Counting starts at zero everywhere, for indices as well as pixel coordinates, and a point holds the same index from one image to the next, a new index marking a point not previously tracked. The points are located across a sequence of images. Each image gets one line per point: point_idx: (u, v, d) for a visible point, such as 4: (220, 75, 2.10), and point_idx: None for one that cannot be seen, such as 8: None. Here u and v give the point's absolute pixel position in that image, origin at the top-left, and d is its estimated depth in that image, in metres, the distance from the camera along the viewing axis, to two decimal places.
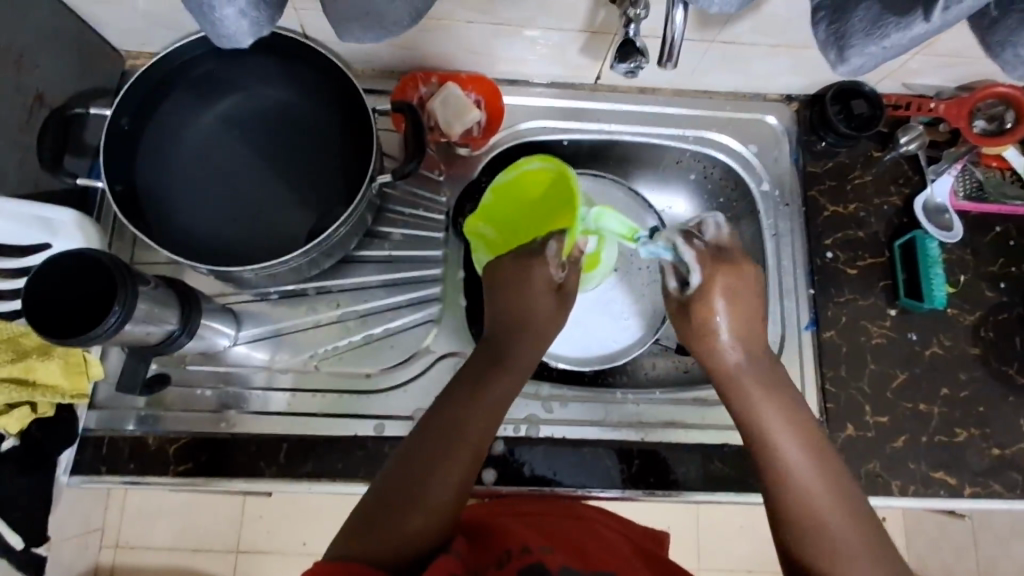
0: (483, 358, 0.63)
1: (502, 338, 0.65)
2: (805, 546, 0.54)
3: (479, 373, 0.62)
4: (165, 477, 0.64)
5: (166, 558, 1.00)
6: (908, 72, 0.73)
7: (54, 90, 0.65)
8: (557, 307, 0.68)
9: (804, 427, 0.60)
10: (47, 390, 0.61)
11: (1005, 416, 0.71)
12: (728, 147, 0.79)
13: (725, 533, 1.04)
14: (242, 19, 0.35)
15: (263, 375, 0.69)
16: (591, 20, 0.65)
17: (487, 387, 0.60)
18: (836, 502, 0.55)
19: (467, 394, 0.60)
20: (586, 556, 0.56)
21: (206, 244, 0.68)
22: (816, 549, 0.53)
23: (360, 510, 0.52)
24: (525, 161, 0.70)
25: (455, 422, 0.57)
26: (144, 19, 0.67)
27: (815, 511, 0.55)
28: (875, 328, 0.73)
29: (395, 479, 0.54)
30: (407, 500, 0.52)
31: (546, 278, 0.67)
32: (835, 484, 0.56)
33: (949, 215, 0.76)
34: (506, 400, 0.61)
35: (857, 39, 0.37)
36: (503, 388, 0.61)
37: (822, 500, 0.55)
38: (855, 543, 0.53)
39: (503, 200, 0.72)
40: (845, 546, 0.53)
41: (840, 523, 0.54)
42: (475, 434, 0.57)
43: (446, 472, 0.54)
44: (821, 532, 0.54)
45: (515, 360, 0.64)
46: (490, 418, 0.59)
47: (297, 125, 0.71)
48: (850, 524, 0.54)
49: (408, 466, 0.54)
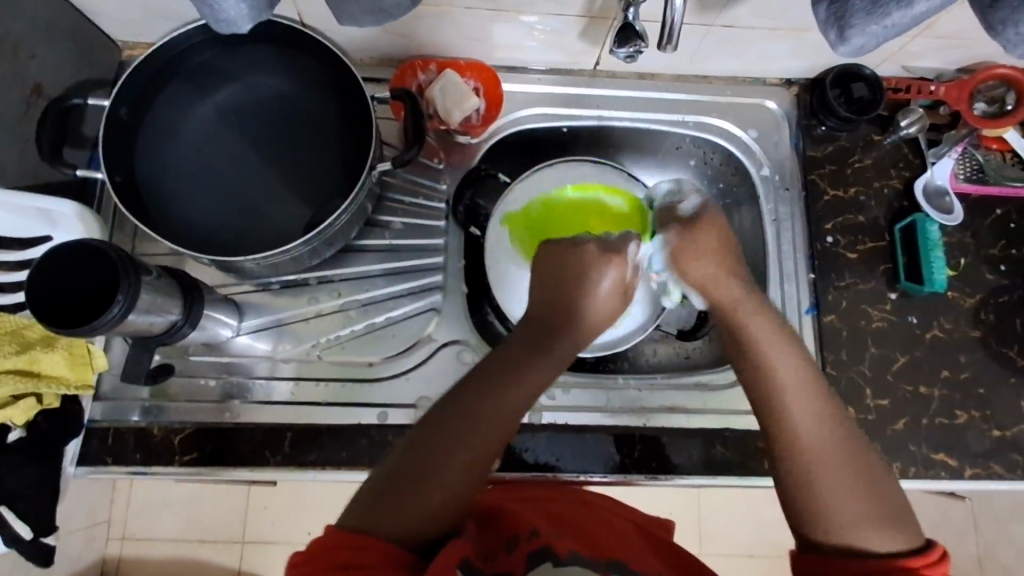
0: (523, 340, 0.62)
1: (549, 326, 0.64)
2: (793, 470, 0.52)
3: (517, 355, 0.61)
4: (170, 467, 0.64)
5: (170, 549, 1.02)
6: (909, 55, 0.73)
7: (51, 81, 0.65)
8: (614, 305, 0.68)
9: (797, 351, 0.58)
10: (52, 381, 0.61)
11: (1004, 397, 0.71)
12: (727, 131, 0.79)
13: (725, 518, 1.05)
14: (239, 4, 0.35)
15: (266, 364, 0.69)
16: (589, 5, 0.65)
17: (523, 371, 0.59)
18: (829, 426, 0.53)
19: (500, 374, 0.59)
20: (596, 546, 0.56)
21: (207, 235, 0.68)
22: (803, 472, 0.52)
23: (375, 482, 0.53)
24: (597, 188, 0.77)
25: (488, 403, 0.56)
26: (140, 9, 0.67)
27: (813, 438, 0.53)
28: (876, 311, 0.73)
29: (416, 455, 0.53)
30: (427, 477, 0.52)
31: (612, 282, 0.67)
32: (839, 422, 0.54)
33: (949, 198, 0.76)
34: (541, 382, 0.60)
35: (859, 19, 0.37)
36: (540, 376, 0.60)
37: (814, 421, 0.53)
38: (849, 479, 0.51)
39: (554, 213, 0.77)
40: (834, 472, 0.51)
41: (838, 455, 0.52)
42: (507, 417, 0.57)
43: (471, 456, 0.54)
44: (813, 458, 0.52)
45: (554, 351, 0.62)
46: (521, 399, 0.58)
47: (295, 114, 0.71)
48: (848, 460, 0.52)
49: (435, 442, 0.54)
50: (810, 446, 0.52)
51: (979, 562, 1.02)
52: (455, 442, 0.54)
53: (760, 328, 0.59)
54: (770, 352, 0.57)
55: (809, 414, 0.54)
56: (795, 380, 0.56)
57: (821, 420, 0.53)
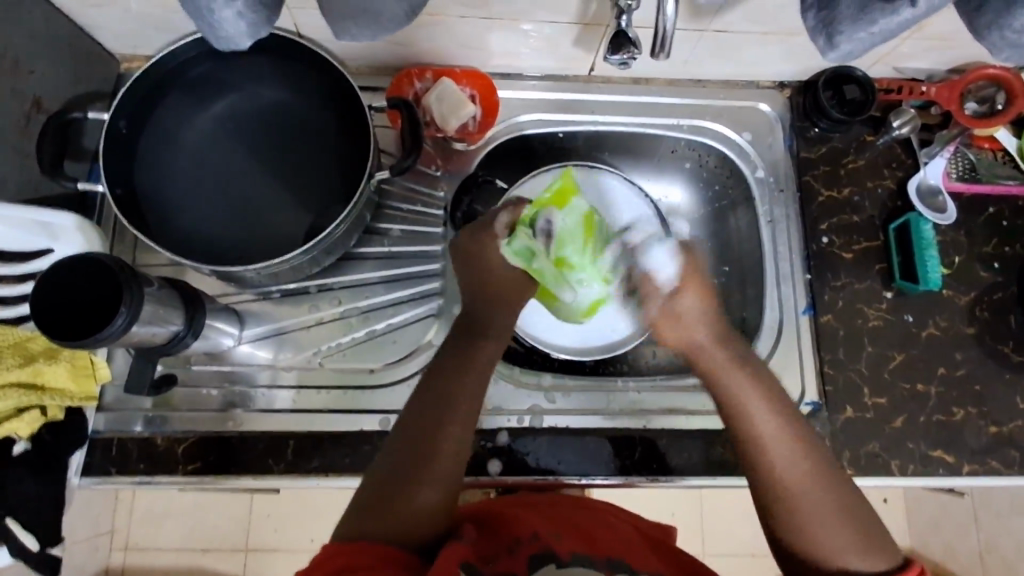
0: (460, 332, 0.61)
1: (481, 317, 0.62)
2: (777, 520, 0.52)
3: (460, 345, 0.60)
4: (175, 476, 0.65)
5: (174, 559, 1.02)
6: (899, 56, 0.74)
7: (51, 95, 0.66)
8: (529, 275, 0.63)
9: (777, 397, 0.55)
10: (56, 394, 0.62)
11: (1001, 394, 0.72)
12: (721, 134, 0.80)
13: (727, 519, 1.06)
14: (240, 21, 0.36)
15: (268, 372, 0.70)
16: (583, 13, 0.66)
17: (473, 359, 0.59)
18: (814, 474, 0.52)
19: (454, 369, 0.58)
20: (597, 546, 0.56)
21: (208, 245, 0.68)
22: (787, 521, 0.51)
23: (367, 487, 0.53)
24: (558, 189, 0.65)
25: (447, 394, 0.56)
26: (138, 22, 0.67)
27: (797, 486, 0.52)
28: (872, 311, 0.74)
29: (401, 453, 0.53)
30: (413, 471, 0.52)
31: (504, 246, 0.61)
32: (815, 459, 0.53)
33: (942, 197, 0.77)
34: (491, 371, 0.59)
35: (846, 26, 0.38)
36: (488, 356, 0.59)
37: (796, 473, 0.52)
38: (840, 525, 0.50)
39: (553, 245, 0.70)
40: (821, 522, 0.50)
41: (818, 490, 0.52)
42: (465, 414, 0.56)
43: (447, 449, 0.54)
44: (797, 499, 0.51)
45: (497, 331, 0.61)
46: (478, 390, 0.57)
47: (292, 124, 0.72)
48: (826, 489, 0.52)
49: (413, 438, 0.54)
50: (785, 487, 0.52)
51: (981, 558, 1.02)
52: (427, 442, 0.54)
53: (739, 376, 0.56)
54: (754, 408, 0.55)
55: (793, 460, 0.53)
56: (777, 433, 0.54)
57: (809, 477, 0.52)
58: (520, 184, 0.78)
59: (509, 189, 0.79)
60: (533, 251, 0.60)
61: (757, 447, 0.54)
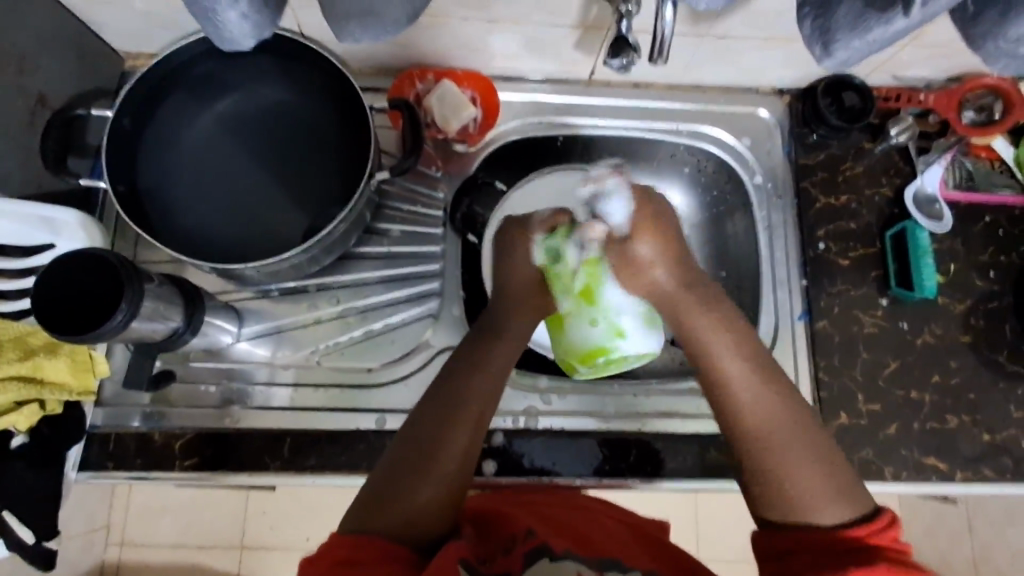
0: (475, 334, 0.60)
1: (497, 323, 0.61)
2: (751, 471, 0.51)
3: (473, 345, 0.59)
4: (171, 472, 0.65)
5: (169, 555, 1.02)
6: (898, 65, 0.74)
7: (55, 92, 0.66)
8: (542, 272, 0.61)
9: (746, 341, 0.53)
10: (54, 388, 0.62)
11: (995, 402, 0.72)
12: (720, 139, 0.80)
13: (722, 523, 1.06)
14: (244, 22, 0.37)
15: (265, 370, 0.70)
16: (584, 17, 0.66)
17: (484, 359, 0.58)
18: (785, 421, 0.51)
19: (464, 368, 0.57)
20: (592, 545, 0.57)
21: (209, 242, 0.69)
22: (761, 470, 0.50)
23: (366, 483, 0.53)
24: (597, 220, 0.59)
25: (456, 393, 0.56)
26: (143, 20, 0.68)
27: (769, 436, 0.50)
28: (868, 317, 0.74)
29: (405, 450, 0.53)
30: (419, 469, 0.52)
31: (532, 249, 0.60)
32: (787, 408, 0.51)
33: (939, 205, 0.77)
34: (505, 371, 0.59)
35: (842, 35, 0.39)
36: (503, 357, 0.59)
37: (768, 421, 0.51)
38: (813, 473, 0.49)
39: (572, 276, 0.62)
40: (793, 471, 0.49)
41: (790, 438, 0.50)
42: (476, 414, 0.55)
43: (453, 447, 0.53)
44: (771, 451, 0.50)
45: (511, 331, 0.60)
46: (489, 390, 0.57)
47: (294, 123, 0.72)
48: (797, 430, 0.50)
49: (419, 435, 0.54)
50: (758, 437, 0.50)
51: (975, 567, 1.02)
52: (434, 441, 0.53)
53: (708, 321, 0.53)
54: (716, 347, 0.53)
55: (765, 408, 0.51)
56: (750, 384, 0.52)
57: (781, 426, 0.50)
58: (519, 188, 0.79)
59: (510, 191, 0.80)
60: (560, 258, 0.59)
61: (728, 396, 0.52)
